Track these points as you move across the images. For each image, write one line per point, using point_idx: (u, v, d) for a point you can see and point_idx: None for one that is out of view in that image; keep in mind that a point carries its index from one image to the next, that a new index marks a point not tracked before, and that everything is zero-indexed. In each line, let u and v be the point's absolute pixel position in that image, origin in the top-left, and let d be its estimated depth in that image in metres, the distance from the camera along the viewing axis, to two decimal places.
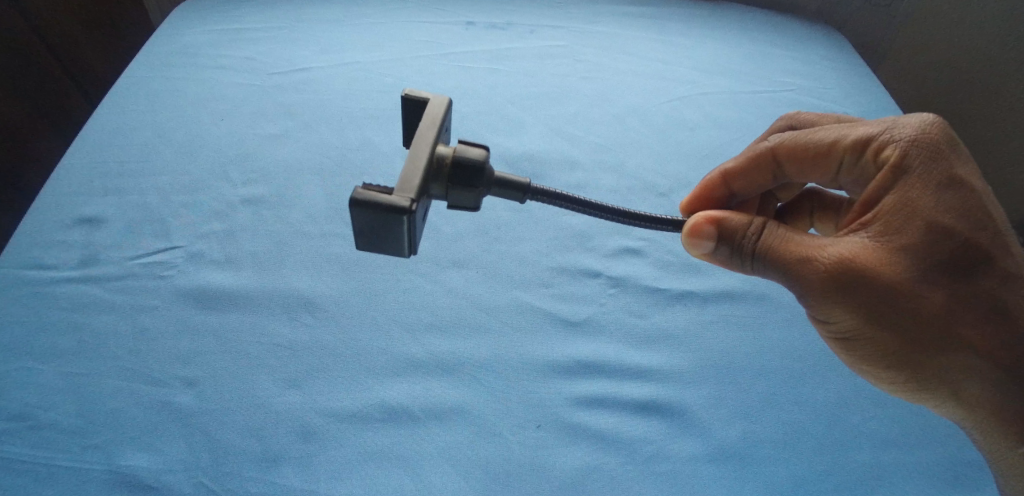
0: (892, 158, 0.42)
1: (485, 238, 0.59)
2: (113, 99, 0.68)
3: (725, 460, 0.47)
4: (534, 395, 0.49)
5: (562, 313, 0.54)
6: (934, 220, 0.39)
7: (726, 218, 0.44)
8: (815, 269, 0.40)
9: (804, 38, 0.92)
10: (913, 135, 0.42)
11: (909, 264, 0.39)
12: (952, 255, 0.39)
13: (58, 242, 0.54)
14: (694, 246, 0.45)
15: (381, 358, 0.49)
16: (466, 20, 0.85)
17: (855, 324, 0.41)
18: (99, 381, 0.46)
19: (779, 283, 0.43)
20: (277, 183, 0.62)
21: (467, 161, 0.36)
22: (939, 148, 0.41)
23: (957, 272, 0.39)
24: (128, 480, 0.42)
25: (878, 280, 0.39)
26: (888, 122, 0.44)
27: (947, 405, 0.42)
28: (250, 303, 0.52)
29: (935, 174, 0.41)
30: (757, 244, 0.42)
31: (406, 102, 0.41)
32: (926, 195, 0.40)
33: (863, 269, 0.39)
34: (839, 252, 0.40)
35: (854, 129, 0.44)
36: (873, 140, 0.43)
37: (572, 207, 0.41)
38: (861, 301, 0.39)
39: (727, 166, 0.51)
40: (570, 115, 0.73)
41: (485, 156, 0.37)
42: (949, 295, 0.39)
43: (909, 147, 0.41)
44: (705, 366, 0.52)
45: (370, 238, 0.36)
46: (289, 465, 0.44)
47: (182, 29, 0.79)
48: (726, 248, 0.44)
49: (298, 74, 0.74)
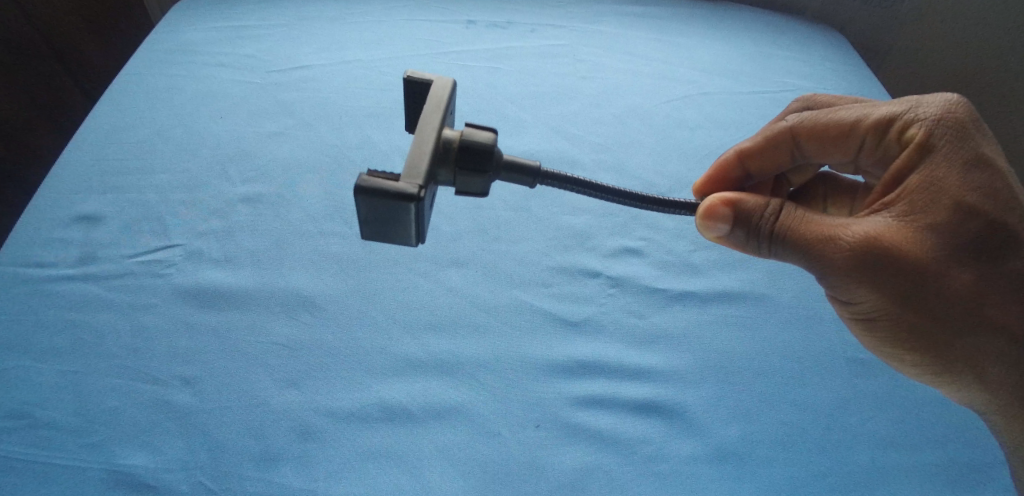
0: (917, 137, 0.42)
1: (485, 238, 0.59)
2: (111, 97, 0.68)
3: (724, 460, 0.47)
4: (534, 396, 0.48)
5: (562, 313, 0.54)
6: (961, 199, 0.39)
7: (744, 198, 0.44)
8: (838, 249, 0.40)
9: (804, 39, 0.92)
10: (938, 114, 0.42)
11: (935, 244, 0.39)
12: (977, 234, 0.39)
13: (57, 239, 0.54)
14: (709, 228, 0.45)
15: (380, 357, 0.49)
16: (467, 18, 0.85)
17: (879, 305, 0.41)
18: (97, 379, 0.46)
19: (799, 264, 0.42)
20: (277, 181, 0.62)
21: (475, 143, 0.36)
22: (966, 128, 0.42)
23: (982, 252, 0.39)
24: (127, 479, 0.42)
25: (904, 260, 0.39)
26: (911, 102, 0.44)
27: (970, 389, 0.42)
28: (249, 302, 0.52)
29: (962, 153, 0.41)
30: (775, 225, 0.42)
31: (410, 85, 0.40)
32: (953, 173, 0.40)
33: (887, 248, 0.39)
34: (863, 231, 0.40)
35: (877, 108, 0.45)
36: (898, 119, 0.43)
37: (583, 191, 0.41)
38: (885, 281, 0.39)
39: (743, 145, 0.51)
40: (570, 114, 0.73)
41: (491, 137, 0.37)
42: (975, 275, 0.39)
43: (934, 126, 0.42)
44: (705, 366, 0.52)
45: (376, 226, 0.35)
46: (288, 465, 0.44)
47: (181, 26, 0.79)
48: (741, 230, 0.44)
49: (298, 72, 0.74)
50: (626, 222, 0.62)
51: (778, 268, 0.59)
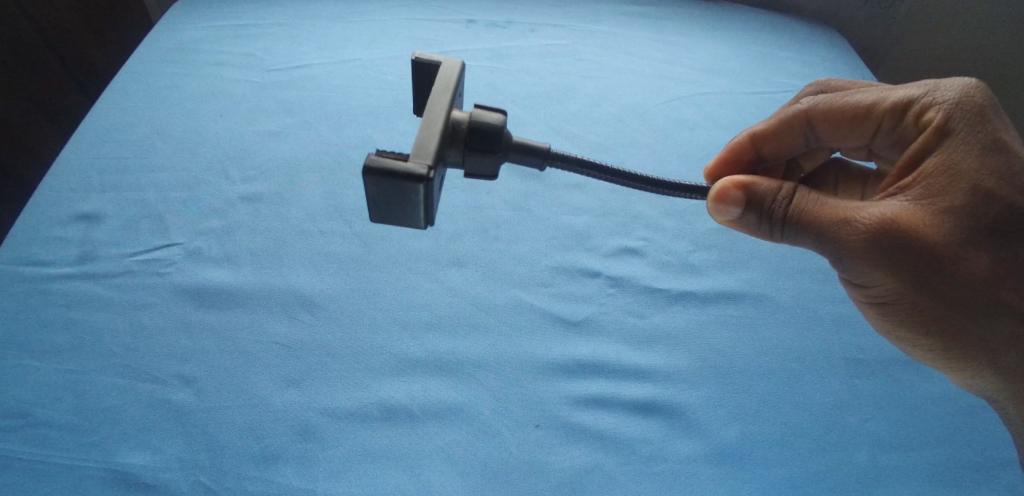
0: (935, 121, 0.42)
1: (485, 237, 0.59)
2: (111, 95, 0.68)
3: (724, 460, 0.47)
4: (533, 397, 0.48)
5: (562, 313, 0.54)
6: (978, 184, 0.39)
7: (757, 181, 0.44)
8: (853, 231, 0.40)
9: (804, 38, 0.91)
10: (957, 98, 0.42)
11: (952, 227, 0.39)
12: (996, 218, 0.39)
13: (56, 238, 0.54)
14: (721, 211, 0.45)
15: (379, 357, 0.49)
16: (467, 18, 0.85)
17: (896, 288, 0.41)
18: (95, 378, 0.46)
19: (812, 247, 0.43)
20: (276, 180, 0.62)
21: (482, 123, 0.36)
22: (985, 112, 0.42)
23: (1000, 236, 0.39)
24: (126, 478, 0.42)
25: (920, 243, 0.39)
26: (930, 85, 0.44)
27: (982, 375, 0.43)
28: (248, 302, 0.52)
29: (981, 137, 0.41)
30: (787, 208, 0.42)
31: (418, 67, 0.40)
32: (970, 158, 0.40)
33: (903, 231, 0.39)
34: (880, 213, 0.40)
35: (895, 91, 0.45)
36: (915, 103, 0.43)
37: (590, 174, 0.40)
38: (900, 263, 0.39)
39: (756, 129, 0.51)
40: (570, 114, 0.73)
41: (499, 119, 0.36)
42: (992, 259, 0.39)
43: (952, 109, 0.42)
44: (705, 367, 0.52)
45: (384, 207, 0.35)
46: (287, 464, 0.44)
47: (182, 24, 0.79)
48: (753, 213, 0.44)
49: (298, 71, 0.74)
50: (625, 222, 0.62)
51: (778, 268, 0.59)
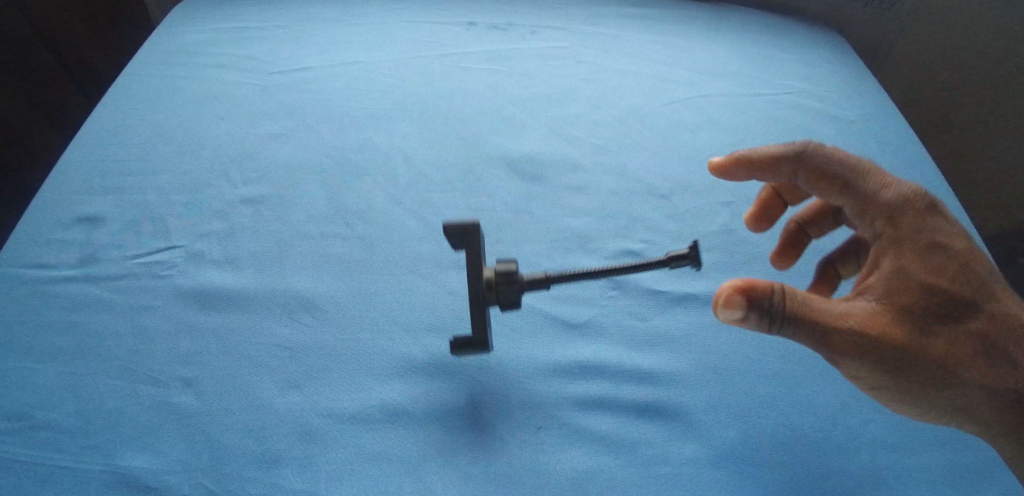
0: (882, 220, 0.46)
1: (486, 239, 0.59)
2: (112, 98, 0.68)
3: (725, 463, 0.47)
4: (534, 400, 0.48)
5: (563, 315, 0.54)
6: (933, 279, 0.43)
7: (754, 284, 0.42)
8: (837, 332, 0.41)
9: (805, 40, 0.92)
10: (899, 198, 0.47)
11: (914, 319, 0.42)
12: (946, 312, 0.42)
13: (57, 240, 0.54)
14: (723, 315, 0.43)
15: (380, 359, 0.49)
16: (468, 20, 0.85)
17: (866, 377, 0.43)
18: (96, 380, 0.46)
19: (802, 344, 0.43)
20: (277, 182, 0.62)
21: (503, 301, 0.49)
22: (926, 212, 0.46)
23: (959, 322, 0.42)
24: (128, 480, 0.42)
25: (888, 340, 0.41)
26: (884, 182, 0.48)
27: (963, 423, 0.44)
28: (250, 304, 0.52)
29: (925, 237, 0.45)
30: (783, 309, 0.42)
31: None
32: (919, 257, 0.44)
33: (875, 330, 0.41)
34: (853, 315, 0.42)
35: (853, 184, 0.49)
36: (866, 200, 0.48)
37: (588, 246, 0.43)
38: (874, 359, 0.42)
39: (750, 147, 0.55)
40: (570, 116, 0.73)
41: (513, 261, 0.49)
42: (957, 341, 0.42)
43: (897, 210, 0.46)
44: (706, 370, 0.52)
45: None
46: (289, 466, 0.44)
47: (183, 27, 0.79)
48: (754, 318, 0.42)
49: (299, 73, 0.74)
50: (626, 225, 0.62)
51: (779, 270, 0.60)
